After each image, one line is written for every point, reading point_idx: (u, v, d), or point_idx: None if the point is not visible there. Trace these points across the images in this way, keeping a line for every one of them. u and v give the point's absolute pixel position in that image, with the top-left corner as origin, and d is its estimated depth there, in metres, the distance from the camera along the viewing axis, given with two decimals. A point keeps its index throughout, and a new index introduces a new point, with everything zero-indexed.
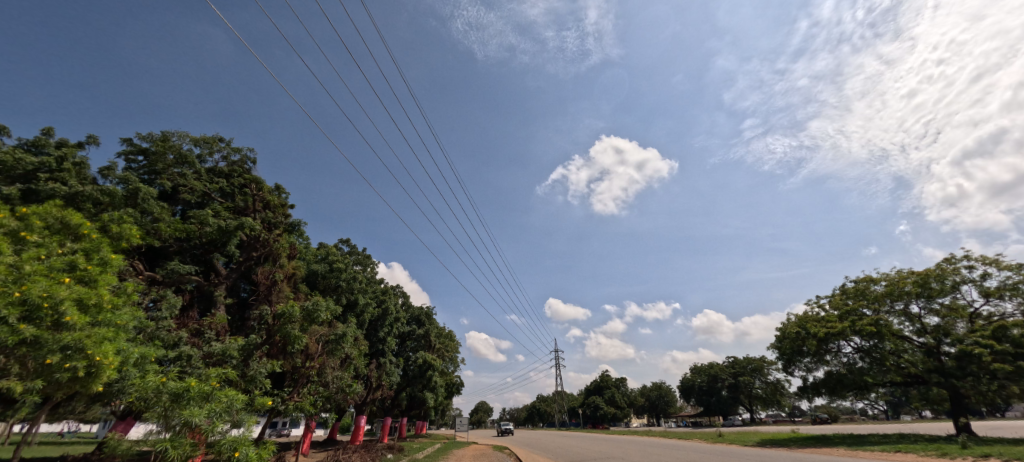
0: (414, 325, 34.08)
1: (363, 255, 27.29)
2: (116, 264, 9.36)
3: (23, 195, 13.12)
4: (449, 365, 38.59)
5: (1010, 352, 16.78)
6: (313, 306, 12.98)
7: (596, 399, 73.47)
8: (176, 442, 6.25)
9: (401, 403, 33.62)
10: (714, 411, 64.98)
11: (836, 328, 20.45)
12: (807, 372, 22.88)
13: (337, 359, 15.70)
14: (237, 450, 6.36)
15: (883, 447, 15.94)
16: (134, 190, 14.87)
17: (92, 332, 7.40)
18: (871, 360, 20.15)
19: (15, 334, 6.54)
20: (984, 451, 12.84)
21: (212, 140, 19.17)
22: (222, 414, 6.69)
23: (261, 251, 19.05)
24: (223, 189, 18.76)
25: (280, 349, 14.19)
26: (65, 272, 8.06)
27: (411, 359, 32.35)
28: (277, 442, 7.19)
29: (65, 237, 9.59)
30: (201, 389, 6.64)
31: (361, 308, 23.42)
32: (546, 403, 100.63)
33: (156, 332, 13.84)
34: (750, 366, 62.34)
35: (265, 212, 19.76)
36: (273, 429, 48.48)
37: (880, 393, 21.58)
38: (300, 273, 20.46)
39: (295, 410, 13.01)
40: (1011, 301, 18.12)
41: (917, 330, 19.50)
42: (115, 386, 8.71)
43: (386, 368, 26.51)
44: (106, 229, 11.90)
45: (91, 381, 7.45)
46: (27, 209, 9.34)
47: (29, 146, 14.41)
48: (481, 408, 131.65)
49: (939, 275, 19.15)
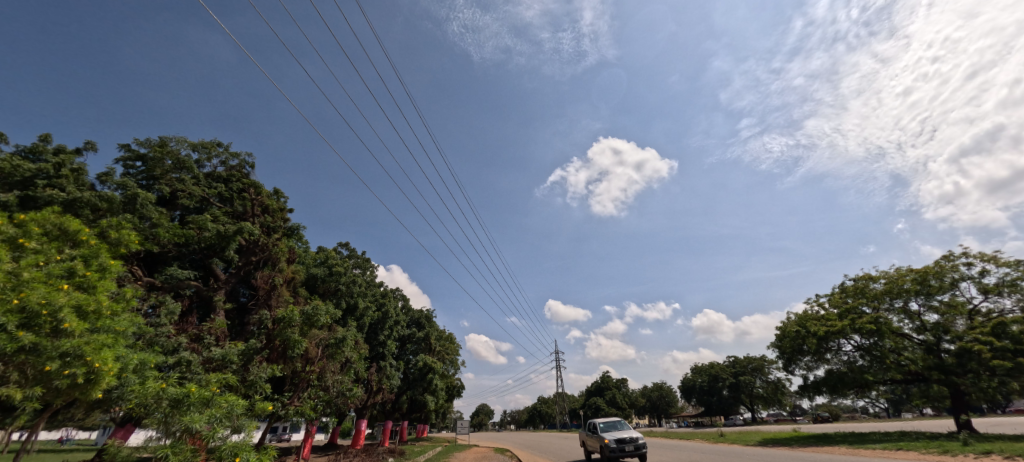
0: (414, 328, 34.15)
1: (363, 259, 27.40)
2: (115, 271, 9.27)
3: (21, 201, 13.07)
4: (450, 368, 38.73)
5: (1010, 348, 16.79)
6: (312, 310, 12.83)
7: (597, 400, 73.38)
8: (176, 448, 6.24)
9: (401, 406, 33.45)
10: (714, 412, 64.85)
11: (836, 326, 20.52)
12: (808, 371, 22.84)
13: (337, 363, 15.68)
14: (237, 456, 6.30)
15: (885, 445, 15.86)
16: (133, 196, 14.90)
17: (91, 338, 7.35)
18: (872, 358, 20.11)
19: (14, 341, 6.48)
20: (985, 447, 12.77)
21: (210, 145, 19.13)
22: (223, 419, 6.66)
23: (261, 256, 19.03)
24: (222, 194, 18.71)
25: (280, 353, 13.88)
26: (63, 278, 8.00)
27: (411, 362, 32.40)
28: (279, 447, 7.05)
29: (63, 243, 9.59)
30: (201, 395, 6.62)
31: (361, 311, 23.41)
32: (546, 405, 100.66)
33: (155, 338, 13.82)
34: (750, 365, 62.51)
35: (265, 216, 19.80)
36: (274, 435, 49.34)
37: (880, 391, 21.66)
38: (299, 277, 20.52)
39: (296, 414, 12.81)
40: (1010, 297, 18.15)
41: (917, 328, 19.48)
42: (114, 392, 8.66)
43: (386, 371, 26.36)
44: (105, 235, 11.80)
45: (91, 389, 7.42)
46: (26, 215, 9.40)
47: (27, 152, 14.42)
48: (482, 410, 131.69)
49: (938, 272, 19.21)
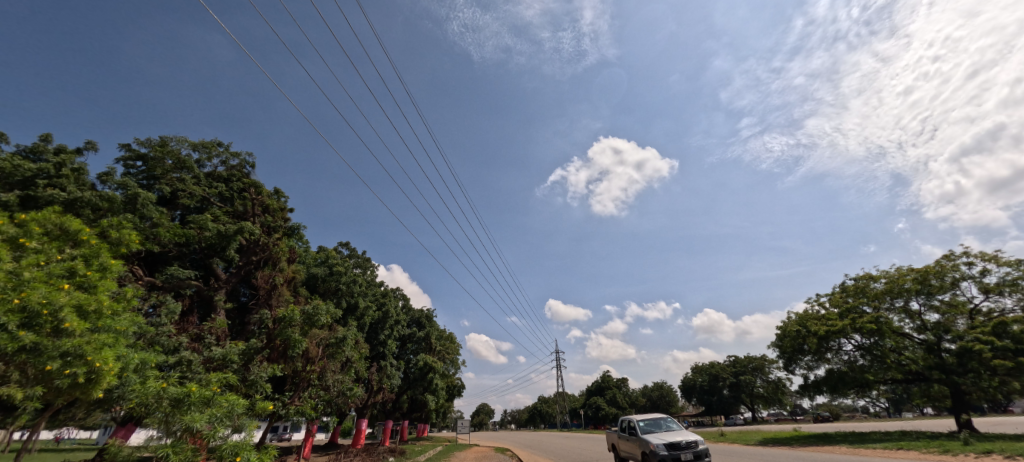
0: (414, 327, 34.16)
1: (363, 258, 27.39)
2: (116, 271, 9.26)
3: (21, 201, 13.08)
4: (450, 367, 38.68)
5: (1011, 348, 16.77)
6: (313, 309, 12.84)
7: (597, 400, 73.43)
8: (177, 448, 6.24)
9: (401, 406, 33.49)
10: (715, 411, 64.82)
11: (836, 326, 20.51)
12: (808, 370, 22.83)
13: (337, 363, 15.67)
14: (238, 455, 6.30)
15: (885, 445, 15.86)
16: (133, 195, 14.89)
17: (92, 338, 7.36)
18: (872, 357, 20.12)
19: (15, 340, 6.49)
20: (986, 447, 12.75)
21: (211, 145, 19.14)
22: (223, 419, 6.65)
23: (261, 255, 19.03)
24: (222, 194, 18.72)
25: (281, 353, 13.87)
26: (64, 278, 8.00)
27: (412, 362, 32.41)
28: (279, 447, 7.03)
29: (64, 243, 9.61)
30: (202, 395, 6.60)
31: (361, 311, 23.40)
32: (546, 404, 100.77)
33: (156, 338, 13.82)
34: (750, 365, 62.62)
35: (265, 216, 19.81)
36: (274, 434, 49.41)
37: (881, 391, 21.66)
38: (300, 277, 20.49)
39: (296, 414, 12.77)
40: (1011, 297, 18.12)
41: (918, 327, 19.47)
42: (115, 392, 8.67)
43: (387, 371, 26.36)
44: (106, 235, 11.81)
45: (92, 388, 7.42)
46: (26, 215, 9.42)
47: (27, 152, 14.43)
48: (482, 410, 131.80)
49: (939, 272, 19.18)
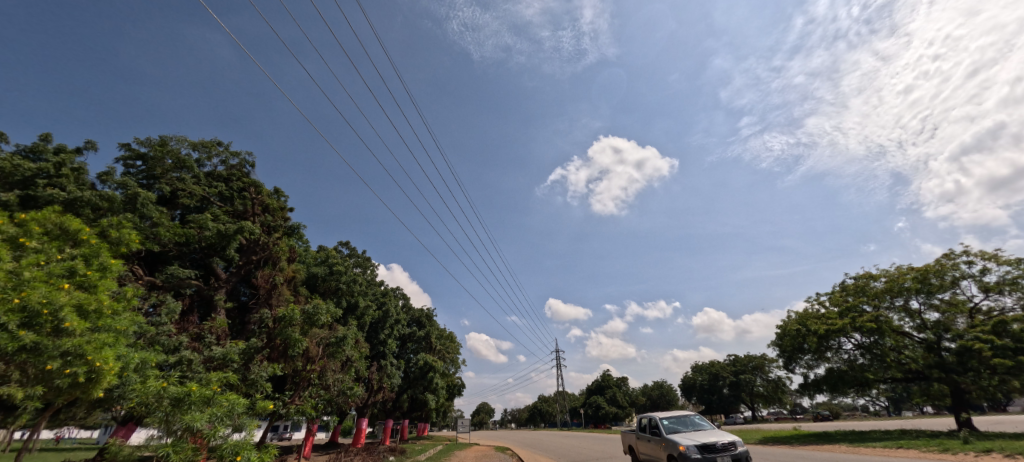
0: (414, 327, 34.17)
1: (363, 257, 27.40)
2: (116, 270, 9.26)
3: (21, 201, 13.06)
4: (450, 366, 38.69)
5: (1010, 347, 16.64)
6: (313, 309, 12.85)
7: (597, 399, 73.49)
8: (177, 447, 6.24)
9: (402, 405, 33.52)
10: (715, 410, 64.89)
11: (836, 325, 20.54)
12: (808, 369, 22.85)
13: (337, 362, 15.67)
14: (238, 454, 6.30)
15: (885, 444, 15.90)
16: (133, 195, 14.88)
17: (92, 337, 7.36)
18: (872, 356, 20.13)
19: (15, 340, 6.50)
20: (985, 446, 12.76)
21: (211, 144, 19.14)
22: (224, 418, 6.64)
23: (261, 255, 19.04)
24: (222, 193, 18.71)
25: (281, 352, 13.86)
26: (64, 278, 7.99)
27: (412, 361, 32.42)
28: (279, 446, 7.02)
29: (65, 243, 9.61)
30: (202, 394, 6.60)
31: (361, 311, 23.41)
32: (546, 403, 100.87)
33: (156, 337, 13.83)
34: (750, 364, 62.71)
35: (265, 215, 19.84)
36: (274, 434, 49.44)
37: (881, 390, 21.68)
38: (300, 276, 20.47)
39: (296, 413, 12.76)
40: (1010, 296, 18.12)
41: (918, 326, 19.49)
42: (116, 391, 8.67)
43: (387, 370, 26.37)
44: (106, 235, 11.80)
45: (92, 387, 7.42)
46: (26, 215, 9.41)
47: (27, 152, 14.43)
48: (482, 409, 131.94)
49: (939, 271, 19.19)
